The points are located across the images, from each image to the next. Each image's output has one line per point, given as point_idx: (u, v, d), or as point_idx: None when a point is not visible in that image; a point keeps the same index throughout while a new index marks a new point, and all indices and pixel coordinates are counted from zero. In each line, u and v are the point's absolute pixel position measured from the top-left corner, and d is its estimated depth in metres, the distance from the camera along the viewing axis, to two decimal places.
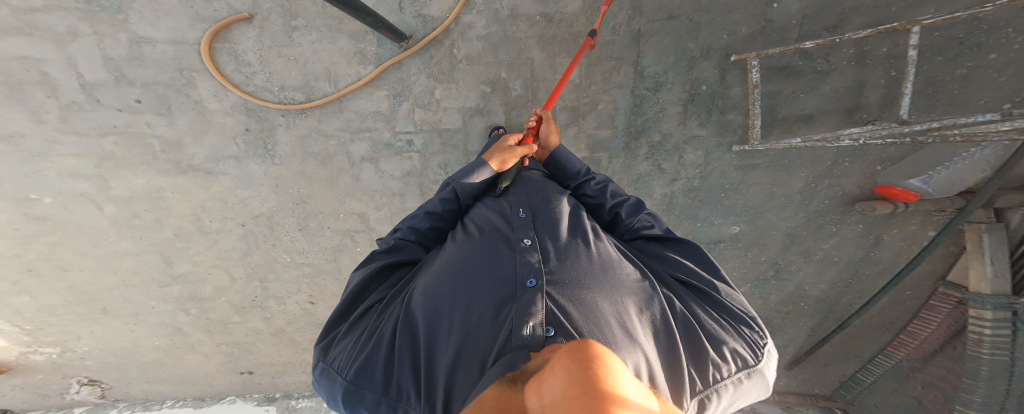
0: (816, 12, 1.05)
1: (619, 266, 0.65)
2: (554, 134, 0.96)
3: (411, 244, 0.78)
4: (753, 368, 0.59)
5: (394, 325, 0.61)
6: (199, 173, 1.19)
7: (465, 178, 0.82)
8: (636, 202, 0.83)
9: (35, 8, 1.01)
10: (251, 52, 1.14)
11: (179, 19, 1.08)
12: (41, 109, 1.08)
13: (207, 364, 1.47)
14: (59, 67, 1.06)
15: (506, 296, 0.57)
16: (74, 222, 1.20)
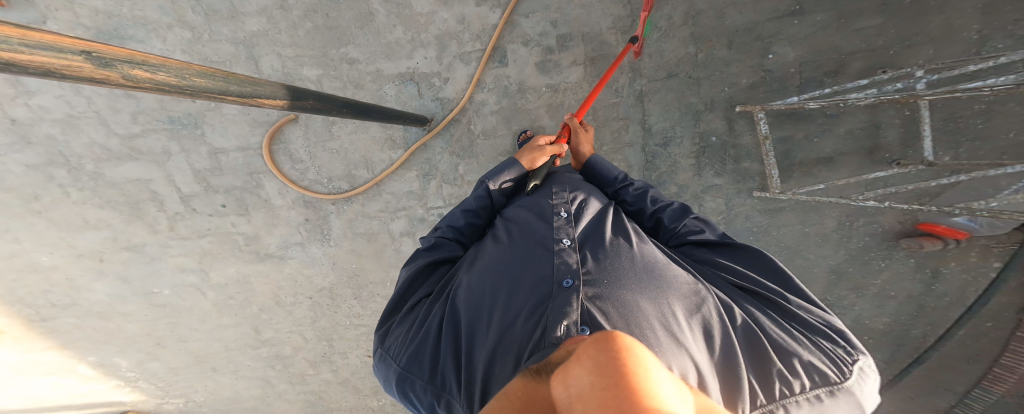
0: (812, 58, 1.13)
1: (665, 269, 0.64)
2: (586, 143, 1.01)
3: (450, 242, 0.83)
4: (836, 385, 0.54)
5: (440, 319, 0.68)
6: (274, 259, 1.44)
7: (497, 176, 0.90)
8: (680, 207, 0.83)
9: (134, 133, 1.26)
10: (301, 149, 1.31)
11: (241, 125, 1.27)
12: (155, 222, 1.36)
13: (291, 408, 1.73)
14: (164, 184, 1.32)
15: (543, 295, 0.60)
16: (186, 307, 1.50)
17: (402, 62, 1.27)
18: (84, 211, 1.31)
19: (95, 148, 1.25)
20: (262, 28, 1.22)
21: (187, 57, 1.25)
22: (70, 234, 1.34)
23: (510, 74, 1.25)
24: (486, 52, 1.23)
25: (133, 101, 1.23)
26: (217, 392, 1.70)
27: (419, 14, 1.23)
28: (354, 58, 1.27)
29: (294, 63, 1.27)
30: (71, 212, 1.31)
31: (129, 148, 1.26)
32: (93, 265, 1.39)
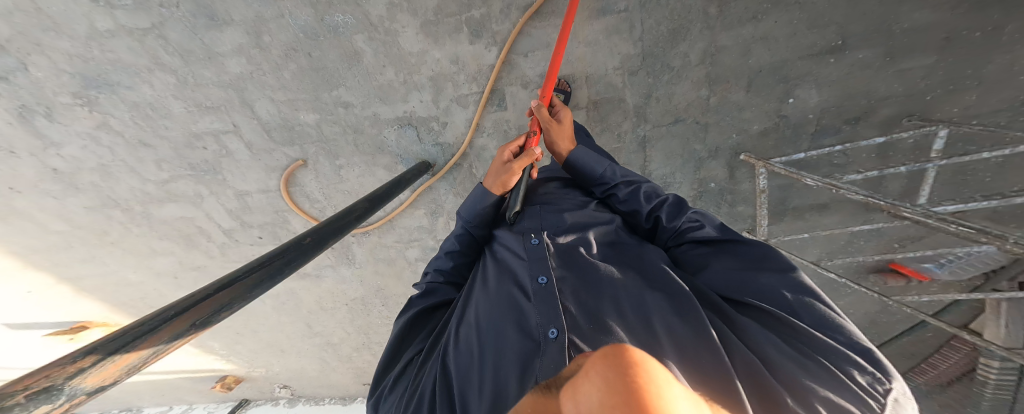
0: (837, 106, 1.16)
1: (651, 304, 0.55)
2: (563, 137, 0.89)
3: (443, 286, 0.81)
4: None
5: (432, 385, 0.61)
6: (312, 276, 1.63)
7: (472, 210, 0.80)
8: (676, 200, 0.72)
9: (166, 179, 1.23)
10: (316, 191, 1.31)
11: (258, 171, 1.23)
12: (209, 251, 1.44)
13: (344, 377, 2.14)
14: (205, 221, 1.35)
15: (530, 351, 0.54)
16: (253, 310, 1.79)
17: (398, 105, 1.20)
18: (149, 242, 1.39)
19: (137, 192, 1.25)
20: (245, 71, 1.05)
21: (182, 103, 1.08)
22: (144, 259, 1.45)
23: (509, 118, 1.23)
24: (484, 97, 1.18)
25: (150, 151, 1.16)
26: (287, 366, 2.10)
27: (410, 53, 1.12)
28: (349, 102, 1.16)
29: (289, 107, 1.13)
30: (139, 243, 1.41)
31: (164, 193, 1.25)
32: (171, 281, 1.55)
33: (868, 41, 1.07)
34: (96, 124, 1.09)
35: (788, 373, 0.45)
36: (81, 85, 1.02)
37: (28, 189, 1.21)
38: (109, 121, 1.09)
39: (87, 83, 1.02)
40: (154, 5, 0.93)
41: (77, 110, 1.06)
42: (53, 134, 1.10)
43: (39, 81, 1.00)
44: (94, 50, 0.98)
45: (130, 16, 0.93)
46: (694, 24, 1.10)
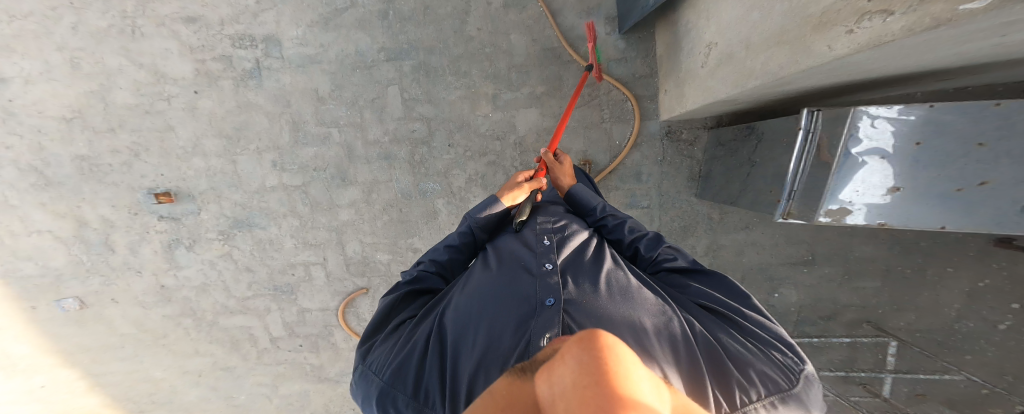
0: (812, 303, 1.48)
1: (637, 291, 0.79)
2: (566, 175, 1.19)
3: (432, 275, 1.02)
4: (787, 392, 0.65)
5: (427, 337, 0.81)
6: (332, 381, 1.71)
7: (481, 215, 1.03)
8: (654, 237, 0.98)
9: (248, 296, 1.58)
10: (367, 312, 1.61)
11: (325, 293, 1.59)
12: (248, 353, 1.67)
13: None
14: (260, 330, 1.63)
15: (529, 312, 0.74)
16: (255, 408, 1.76)
17: None
18: (198, 345, 1.64)
19: (217, 306, 1.59)
20: (350, 219, 1.52)
21: (293, 241, 1.54)
22: (181, 360, 1.66)
23: None
24: None
25: (250, 275, 1.56)
26: None
27: None
28: (418, 247, 1.52)
29: (371, 248, 1.54)
30: (188, 346, 1.64)
31: (242, 305, 1.59)
32: (192, 378, 1.69)
33: (830, 260, 1.43)
34: (222, 253, 1.54)
35: (735, 352, 0.71)
36: (229, 225, 1.52)
37: (125, 301, 1.57)
38: (231, 252, 1.54)
39: (235, 225, 1.51)
40: (309, 169, 1.49)
41: (212, 243, 1.53)
42: (182, 259, 1.55)
43: (202, 221, 1.50)
44: (254, 200, 1.50)
45: (291, 178, 1.49)
46: (699, 225, 1.48)
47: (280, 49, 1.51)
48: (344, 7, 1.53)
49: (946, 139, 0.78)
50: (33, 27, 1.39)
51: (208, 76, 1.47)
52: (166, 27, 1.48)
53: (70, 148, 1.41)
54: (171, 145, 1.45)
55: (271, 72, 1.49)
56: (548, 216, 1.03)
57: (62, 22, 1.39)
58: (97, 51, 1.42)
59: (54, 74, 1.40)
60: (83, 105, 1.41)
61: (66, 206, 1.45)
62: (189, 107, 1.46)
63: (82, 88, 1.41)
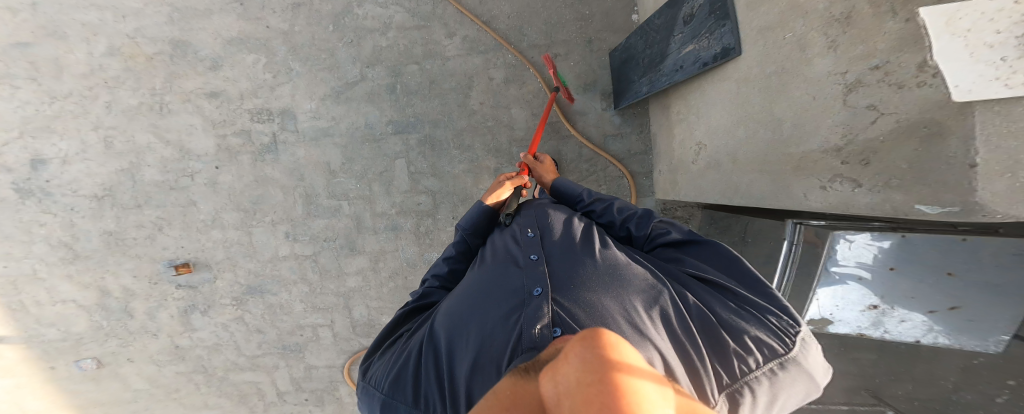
0: None
1: (627, 269, 0.85)
2: (548, 170, 1.32)
3: (437, 290, 1.11)
4: (782, 356, 0.73)
5: (420, 344, 0.87)
6: None
7: (468, 221, 1.11)
8: (643, 214, 1.05)
9: (258, 354, 1.66)
10: None
11: (331, 350, 1.66)
12: (255, 406, 1.74)
13: None
14: (268, 384, 1.70)
15: (518, 303, 0.78)
16: None
17: None
18: (208, 398, 1.72)
19: (228, 363, 1.68)
20: (358, 285, 1.61)
21: (303, 304, 1.63)
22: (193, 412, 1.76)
23: None
24: None
25: (260, 335, 1.65)
26: None
27: None
28: None
29: (377, 311, 1.63)
30: (197, 399, 1.73)
31: (252, 363, 1.67)
32: None
33: None
34: (233, 317, 1.64)
35: (728, 320, 0.78)
36: (242, 292, 1.62)
37: (140, 359, 1.69)
38: (243, 316, 1.63)
39: (248, 291, 1.62)
40: (321, 239, 1.59)
41: (226, 308, 1.63)
42: (197, 323, 1.65)
43: (216, 289, 1.62)
44: (269, 268, 1.61)
45: (303, 247, 1.60)
46: None
47: (296, 123, 1.60)
48: (355, 81, 1.63)
49: (919, 269, 0.82)
50: (71, 107, 1.60)
51: (228, 150, 1.59)
52: (191, 102, 1.63)
53: (100, 223, 1.60)
54: (193, 218, 1.60)
55: (287, 146, 1.59)
56: (530, 212, 1.08)
57: (97, 101, 1.61)
58: (128, 129, 1.59)
59: (88, 154, 1.58)
60: (116, 182, 1.59)
61: (90, 279, 1.63)
62: (210, 182, 1.59)
63: (114, 165, 1.59)
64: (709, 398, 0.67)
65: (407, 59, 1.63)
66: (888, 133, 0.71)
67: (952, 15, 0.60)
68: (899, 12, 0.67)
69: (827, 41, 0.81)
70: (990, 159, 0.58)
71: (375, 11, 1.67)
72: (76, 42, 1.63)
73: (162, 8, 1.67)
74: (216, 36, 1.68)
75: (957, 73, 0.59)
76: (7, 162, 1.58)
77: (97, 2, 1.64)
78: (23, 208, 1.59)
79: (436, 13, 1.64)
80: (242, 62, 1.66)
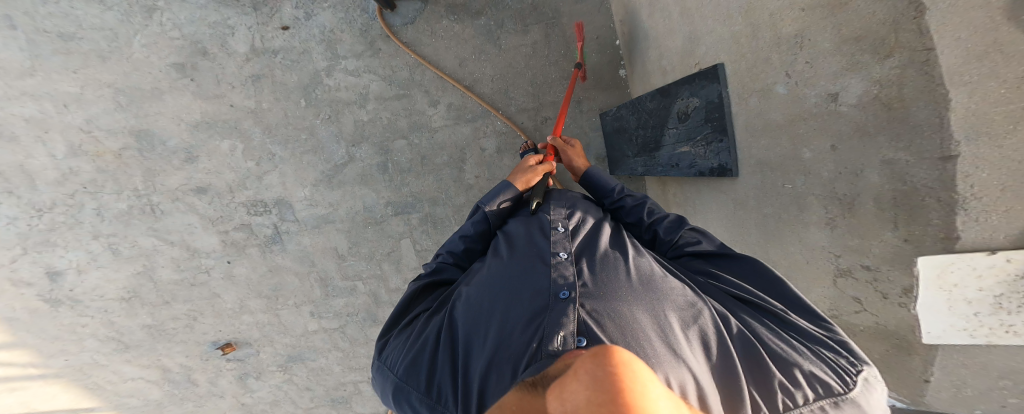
0: None
1: (661, 281, 0.75)
2: (578, 156, 1.23)
3: (450, 267, 1.02)
4: (841, 396, 0.60)
5: (435, 331, 0.81)
6: None
7: (493, 201, 1.04)
8: (677, 218, 0.96)
9: (311, 407, 1.84)
10: None
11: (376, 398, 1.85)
12: None
13: None
14: None
15: (542, 305, 0.71)
16: None
17: None
18: None
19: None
20: None
21: (342, 367, 1.78)
22: None
23: None
24: None
25: (310, 392, 1.81)
26: None
27: None
28: None
29: None
30: None
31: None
32: None
33: None
34: (284, 379, 1.77)
35: (772, 348, 0.66)
36: (286, 359, 1.74)
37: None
38: (292, 377, 1.77)
39: (291, 359, 1.75)
40: (344, 314, 1.71)
41: (275, 373, 1.75)
42: (254, 385, 1.78)
43: (263, 358, 1.73)
44: (302, 340, 1.73)
45: (329, 322, 1.72)
46: None
47: (293, 211, 1.61)
48: (343, 163, 1.58)
49: None
50: (62, 218, 1.56)
51: (234, 244, 1.63)
52: (179, 199, 1.59)
53: (137, 318, 1.68)
54: (221, 307, 1.68)
55: (291, 235, 1.62)
56: (559, 202, 0.99)
57: (86, 208, 1.56)
58: (128, 235, 1.60)
59: (100, 261, 1.61)
60: (136, 284, 1.64)
61: (148, 356, 1.71)
62: (226, 275, 1.66)
63: (127, 269, 1.63)
64: None
65: (393, 134, 1.57)
66: (868, 327, 0.78)
67: (944, 262, 0.62)
68: (900, 226, 0.66)
69: (826, 216, 0.80)
70: (940, 377, 0.68)
71: (347, 80, 1.60)
72: (30, 143, 1.53)
73: (105, 92, 1.55)
74: (179, 121, 1.56)
75: (934, 314, 0.65)
76: (24, 277, 1.60)
77: (25, 90, 1.52)
78: (59, 315, 1.64)
79: (414, 79, 1.59)
80: (219, 149, 1.57)
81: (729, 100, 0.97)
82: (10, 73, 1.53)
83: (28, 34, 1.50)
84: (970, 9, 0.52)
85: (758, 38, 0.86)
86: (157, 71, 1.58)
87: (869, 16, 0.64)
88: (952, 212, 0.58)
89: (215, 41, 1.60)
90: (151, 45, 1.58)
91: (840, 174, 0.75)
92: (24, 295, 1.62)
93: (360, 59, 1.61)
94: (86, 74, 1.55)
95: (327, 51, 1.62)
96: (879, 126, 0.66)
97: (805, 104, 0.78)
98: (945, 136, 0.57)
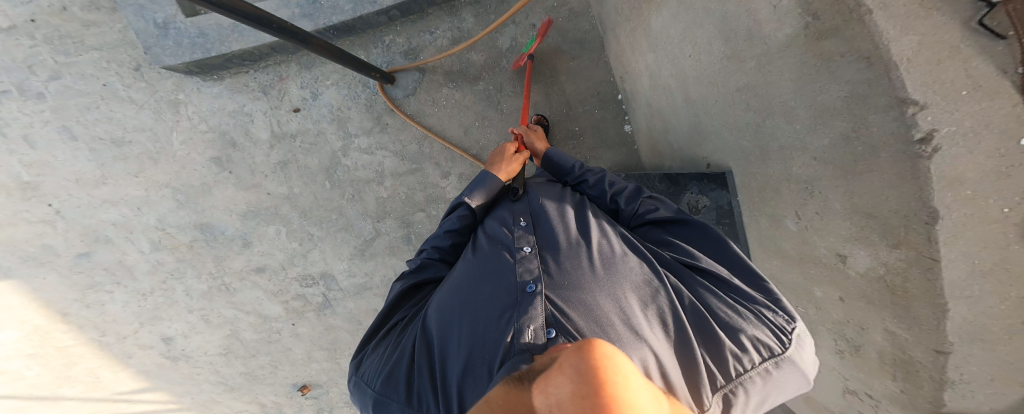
0: None
1: (622, 264, 0.86)
2: (540, 140, 1.30)
3: (435, 263, 1.11)
4: (778, 356, 0.74)
5: (413, 342, 0.91)
6: None
7: (471, 193, 1.12)
8: (636, 188, 1.06)
9: None
10: None
11: None
12: None
13: None
14: None
15: (512, 301, 0.82)
16: None
17: None
18: None
19: None
20: None
21: None
22: None
23: None
24: None
25: None
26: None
27: None
28: None
29: None
30: None
31: None
32: None
33: None
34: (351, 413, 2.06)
35: (721, 318, 0.79)
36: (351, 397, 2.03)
37: None
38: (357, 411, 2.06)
39: None
40: None
41: (344, 408, 2.06)
42: None
43: (333, 397, 2.04)
44: None
45: None
46: None
47: (337, 281, 1.83)
48: (372, 237, 1.74)
49: None
50: (162, 299, 1.89)
51: (296, 310, 1.89)
52: (246, 278, 1.86)
53: (235, 368, 2.02)
54: (294, 358, 1.98)
55: (338, 301, 1.85)
56: (525, 195, 1.09)
57: (177, 290, 1.89)
58: (214, 308, 1.91)
59: (198, 328, 1.95)
60: (229, 343, 1.97)
61: (248, 395, 2.07)
62: (294, 334, 1.94)
63: (218, 332, 1.96)
64: (702, 395, 0.70)
65: (412, 207, 1.68)
66: None
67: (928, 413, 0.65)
68: (898, 379, 0.68)
69: (836, 347, 0.80)
70: None
71: (363, 159, 1.68)
72: (122, 241, 1.80)
73: (166, 191, 1.75)
74: (231, 211, 1.76)
75: None
76: (147, 342, 1.97)
77: (105, 198, 1.75)
78: (179, 367, 2.02)
79: (424, 152, 1.64)
80: (267, 233, 1.78)
81: (739, 210, 0.93)
82: (86, 182, 1.74)
83: (87, 143, 1.70)
84: (985, 222, 0.47)
85: (770, 161, 0.80)
86: (201, 167, 1.73)
87: (885, 200, 0.58)
88: (942, 385, 0.60)
89: (239, 130, 1.70)
90: (189, 142, 1.71)
91: (849, 321, 0.74)
92: (151, 354, 1.99)
93: (371, 135, 1.66)
94: (146, 177, 1.74)
95: (340, 130, 1.67)
96: (882, 300, 0.65)
97: (816, 250, 0.75)
98: (939, 333, 0.57)
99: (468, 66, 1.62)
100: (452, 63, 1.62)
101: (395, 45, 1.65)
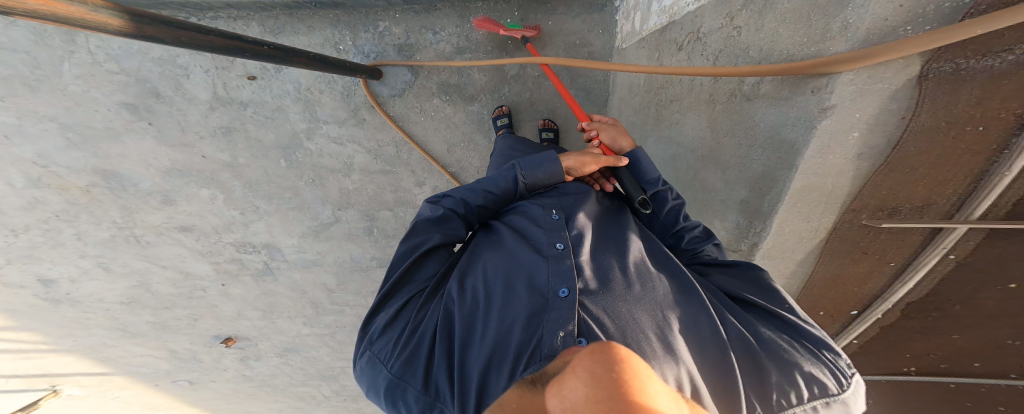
0: None
1: (656, 277, 0.85)
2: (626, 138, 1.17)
3: (455, 218, 1.04)
4: (832, 397, 0.69)
5: (432, 326, 0.85)
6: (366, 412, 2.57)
7: (529, 168, 1.08)
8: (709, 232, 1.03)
9: (302, 380, 2.30)
10: None
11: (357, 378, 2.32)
12: (303, 403, 2.42)
13: None
14: (314, 392, 2.37)
15: (542, 303, 0.77)
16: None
17: None
18: (270, 402, 2.39)
19: (287, 381, 2.30)
20: None
21: (330, 354, 2.20)
22: (260, 405, 2.41)
23: None
24: None
25: (303, 369, 2.25)
26: None
27: None
28: None
29: None
30: (269, 396, 2.36)
31: (301, 382, 2.31)
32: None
33: None
34: (280, 360, 2.19)
35: (772, 347, 0.75)
36: (281, 348, 2.14)
37: (220, 379, 2.22)
38: (286, 360, 2.19)
39: (286, 348, 2.14)
40: (334, 325, 2.07)
41: (272, 357, 2.17)
42: (254, 363, 2.18)
43: (260, 347, 2.12)
44: (295, 338, 2.11)
45: (320, 328, 2.07)
46: None
47: (282, 253, 1.83)
48: (330, 222, 1.79)
49: None
50: (43, 239, 1.60)
51: (228, 272, 1.85)
52: (165, 233, 1.72)
53: (140, 316, 1.90)
54: (221, 313, 1.96)
55: (281, 270, 1.87)
56: (553, 196, 1.08)
57: (64, 233, 1.61)
58: (119, 257, 1.72)
59: (93, 274, 1.74)
60: (135, 293, 1.83)
61: (155, 341, 1.99)
62: (222, 292, 1.90)
63: (123, 281, 1.79)
64: None
65: (379, 205, 1.77)
66: None
67: None
68: None
69: None
70: None
71: (331, 148, 1.68)
72: None
73: (49, 126, 1.44)
74: (148, 165, 1.58)
75: None
76: (16, 281, 1.67)
77: None
78: (62, 310, 1.79)
79: (401, 158, 1.70)
80: (199, 196, 1.67)
81: None
82: None
83: None
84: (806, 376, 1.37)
85: None
86: (106, 109, 1.48)
87: None
88: None
89: (167, 82, 1.51)
90: (86, 79, 1.43)
91: None
92: (20, 294, 1.70)
93: (343, 126, 1.66)
94: (18, 103, 1.40)
95: (305, 112, 1.63)
96: None
97: None
98: None
99: (467, 83, 1.63)
100: (450, 75, 1.62)
101: (389, 35, 1.54)
